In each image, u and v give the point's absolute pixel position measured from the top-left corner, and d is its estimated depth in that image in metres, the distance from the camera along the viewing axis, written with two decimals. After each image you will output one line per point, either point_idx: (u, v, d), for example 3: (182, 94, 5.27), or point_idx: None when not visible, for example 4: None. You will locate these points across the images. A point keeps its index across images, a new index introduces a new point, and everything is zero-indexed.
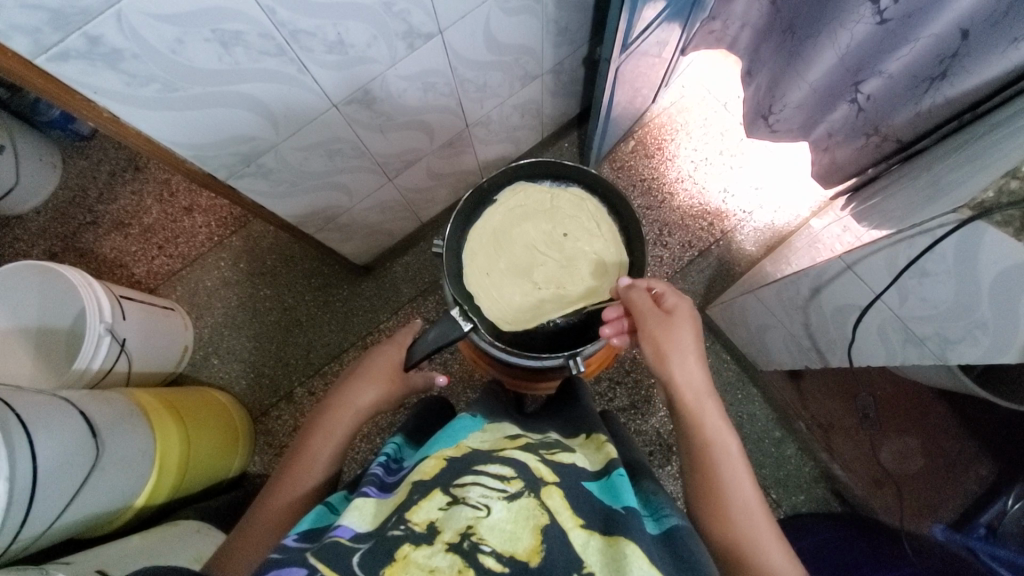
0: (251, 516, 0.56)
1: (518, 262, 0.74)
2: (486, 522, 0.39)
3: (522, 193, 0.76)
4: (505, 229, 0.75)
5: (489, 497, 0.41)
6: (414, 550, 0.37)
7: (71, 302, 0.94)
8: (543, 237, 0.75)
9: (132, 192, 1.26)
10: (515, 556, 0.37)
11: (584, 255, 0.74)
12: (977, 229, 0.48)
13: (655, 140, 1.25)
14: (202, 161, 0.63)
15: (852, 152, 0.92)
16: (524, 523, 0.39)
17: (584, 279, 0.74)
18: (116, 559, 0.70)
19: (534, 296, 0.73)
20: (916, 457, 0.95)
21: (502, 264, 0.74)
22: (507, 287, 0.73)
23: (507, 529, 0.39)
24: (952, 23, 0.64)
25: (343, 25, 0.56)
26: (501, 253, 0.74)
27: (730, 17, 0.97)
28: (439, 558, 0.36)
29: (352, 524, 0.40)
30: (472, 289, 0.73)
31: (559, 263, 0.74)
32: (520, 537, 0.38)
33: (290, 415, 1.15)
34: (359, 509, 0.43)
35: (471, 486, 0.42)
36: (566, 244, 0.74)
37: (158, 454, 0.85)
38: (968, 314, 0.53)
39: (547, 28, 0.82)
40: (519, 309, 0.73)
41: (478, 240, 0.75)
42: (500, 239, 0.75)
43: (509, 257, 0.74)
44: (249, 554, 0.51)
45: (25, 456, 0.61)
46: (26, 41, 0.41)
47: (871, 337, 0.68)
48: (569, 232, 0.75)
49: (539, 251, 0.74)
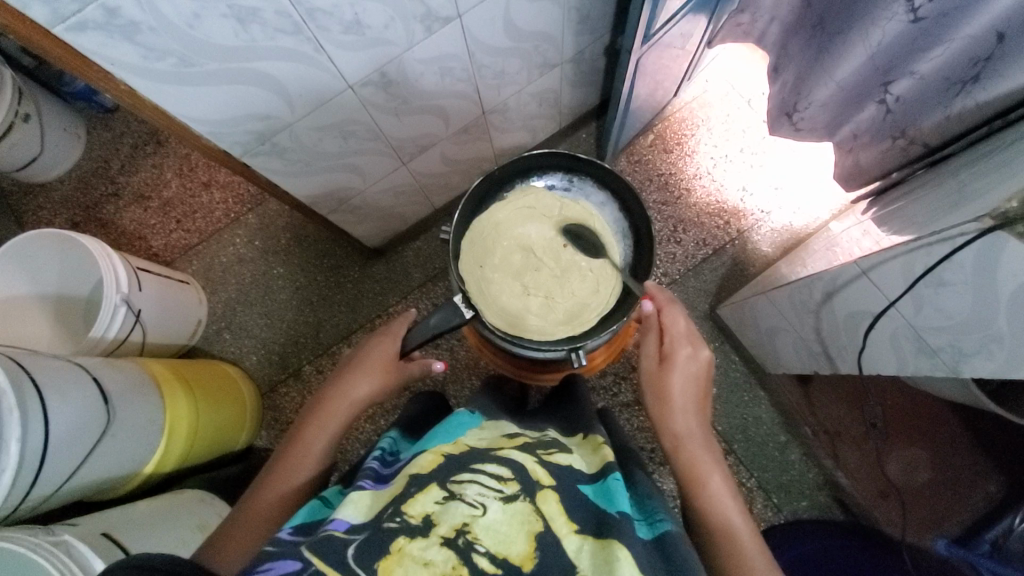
0: (243, 503, 0.56)
1: (549, 241, 0.75)
2: (482, 522, 0.39)
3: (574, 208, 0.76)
4: (557, 218, 0.76)
5: (486, 496, 0.41)
6: (410, 543, 0.37)
7: (92, 270, 0.97)
8: (576, 255, 0.75)
9: (153, 165, 1.28)
10: (508, 559, 0.38)
11: (578, 309, 0.73)
12: (998, 240, 0.47)
13: (675, 135, 1.23)
14: (218, 138, 0.64)
15: (877, 154, 0.90)
16: (518, 527, 0.40)
17: (574, 292, 0.74)
18: (119, 521, 0.72)
19: (522, 299, 0.73)
20: (922, 469, 0.95)
21: (534, 222, 0.76)
22: (515, 233, 0.75)
23: (502, 531, 0.39)
24: (987, 26, 0.61)
25: (361, 6, 0.56)
26: (540, 220, 0.76)
27: (760, 10, 0.94)
28: (434, 551, 0.37)
29: (348, 517, 0.41)
30: (525, 194, 0.77)
31: (564, 279, 0.74)
32: (513, 540, 0.39)
33: (298, 392, 1.16)
34: (355, 501, 0.43)
35: (468, 484, 0.42)
36: (579, 285, 0.74)
37: (169, 423, 0.87)
38: (986, 326, 0.51)
39: (569, 15, 0.80)
40: (509, 310, 0.72)
41: (548, 198, 0.76)
42: (550, 216, 0.76)
43: (542, 232, 0.75)
44: (240, 543, 0.51)
45: (37, 417, 0.63)
46: (46, 11, 0.41)
47: (882, 346, 0.66)
48: (587, 273, 0.74)
49: (565, 257, 0.75)
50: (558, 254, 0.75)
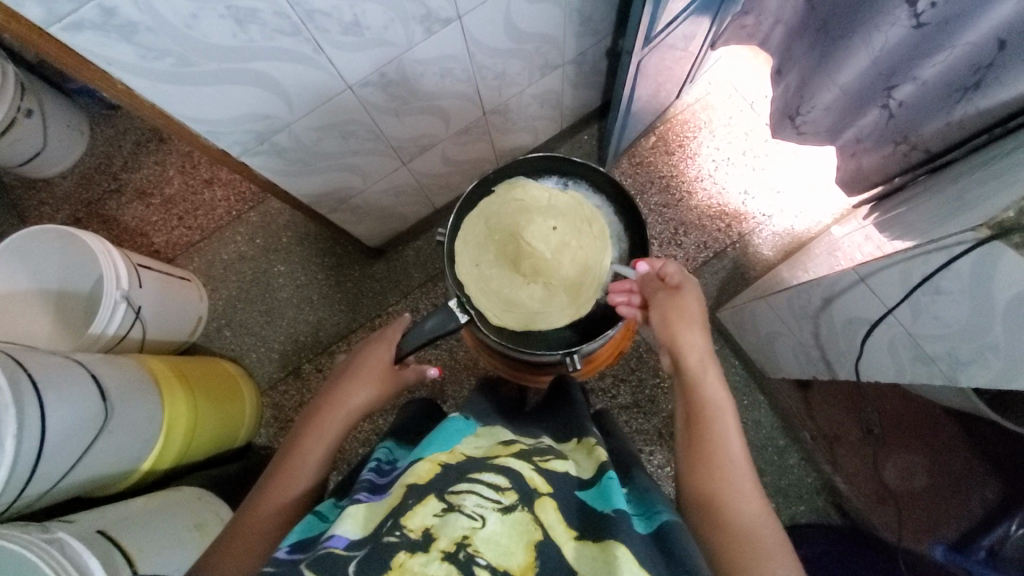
0: (241, 516, 0.56)
1: (537, 224, 0.73)
2: (482, 534, 0.39)
3: (563, 196, 0.76)
4: (545, 205, 0.75)
5: (485, 508, 0.41)
6: (411, 558, 0.37)
7: (90, 266, 0.97)
8: (569, 237, 0.73)
9: (155, 162, 1.28)
10: (509, 571, 0.38)
11: (578, 297, 0.73)
12: (994, 250, 0.47)
13: (677, 137, 1.23)
14: (217, 137, 0.64)
15: (879, 160, 0.89)
16: (517, 538, 0.40)
17: (571, 277, 0.73)
18: (116, 519, 0.72)
19: (522, 292, 0.73)
20: (919, 475, 0.90)
21: (521, 210, 0.74)
22: (504, 224, 0.74)
23: (502, 542, 0.39)
24: (991, 32, 0.61)
25: (359, 6, 0.56)
26: (528, 207, 0.74)
27: (764, 13, 0.93)
28: (435, 566, 0.37)
29: (346, 532, 0.41)
30: (513, 187, 0.76)
31: (558, 264, 0.73)
32: (514, 552, 0.39)
33: (297, 390, 1.17)
34: (352, 516, 0.42)
35: (466, 495, 0.42)
36: (576, 270, 0.73)
37: (166, 419, 0.87)
38: (982, 335, 0.51)
39: (570, 17, 0.80)
40: (508, 302, 0.73)
41: (534, 187, 0.76)
42: (539, 204, 0.75)
43: (532, 217, 0.74)
44: (241, 557, 0.50)
45: (35, 415, 0.64)
46: (41, 10, 0.41)
47: (879, 353, 0.66)
48: (582, 258, 0.74)
49: (555, 239, 0.73)
50: (549, 237, 0.73)
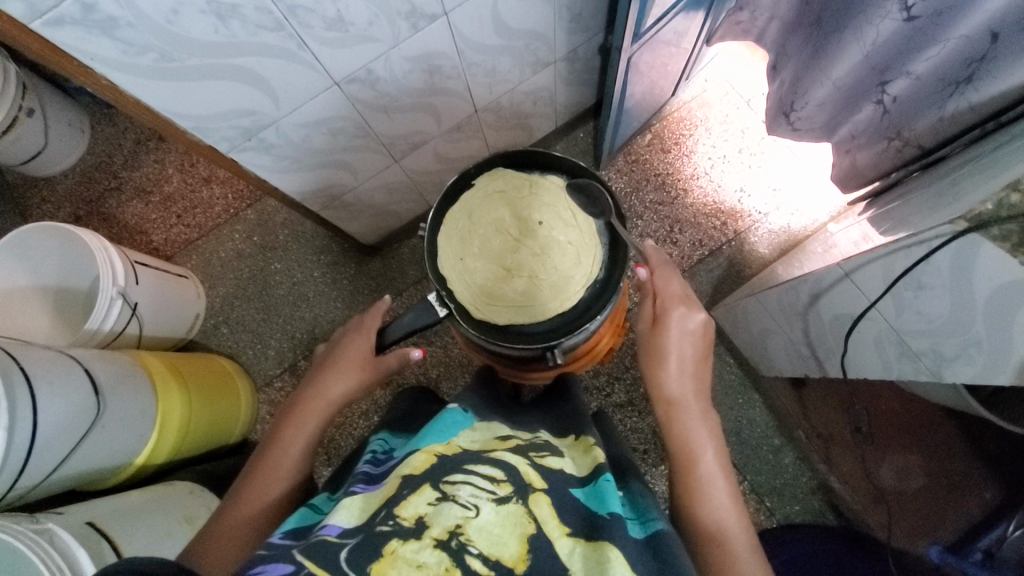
0: (225, 508, 0.57)
1: (521, 218, 0.74)
2: (475, 523, 0.39)
3: (546, 187, 0.76)
4: (529, 198, 0.75)
5: (479, 498, 0.41)
6: (403, 545, 0.37)
7: (88, 264, 0.97)
8: (554, 231, 0.73)
9: (154, 160, 1.29)
10: (502, 561, 0.38)
11: (565, 287, 0.72)
12: (972, 242, 0.46)
13: (673, 134, 1.22)
14: (203, 133, 0.64)
15: (874, 156, 0.88)
16: (512, 529, 0.40)
17: (558, 268, 0.73)
18: (108, 512, 0.73)
19: (507, 284, 0.72)
20: (915, 475, 0.88)
21: (505, 204, 0.75)
22: (487, 218, 0.74)
23: (495, 532, 0.39)
24: (981, 25, 0.60)
25: (342, 2, 0.56)
26: (512, 201, 0.75)
27: (758, 8, 0.92)
28: (427, 554, 0.37)
29: (340, 521, 0.40)
30: (495, 180, 0.76)
31: (544, 257, 0.73)
32: (506, 542, 0.39)
33: (292, 386, 1.18)
34: (347, 506, 0.42)
35: (461, 485, 0.42)
36: (562, 261, 0.73)
37: (159, 417, 0.88)
38: (964, 331, 0.50)
39: (559, 13, 0.80)
40: (491, 295, 0.72)
41: (515, 178, 0.76)
42: (522, 197, 0.75)
43: (516, 210, 0.74)
44: (225, 549, 0.51)
45: (26, 407, 0.64)
46: (23, 6, 0.42)
47: (866, 351, 0.65)
48: (568, 249, 0.73)
49: (540, 233, 0.73)
50: (534, 231, 0.73)
